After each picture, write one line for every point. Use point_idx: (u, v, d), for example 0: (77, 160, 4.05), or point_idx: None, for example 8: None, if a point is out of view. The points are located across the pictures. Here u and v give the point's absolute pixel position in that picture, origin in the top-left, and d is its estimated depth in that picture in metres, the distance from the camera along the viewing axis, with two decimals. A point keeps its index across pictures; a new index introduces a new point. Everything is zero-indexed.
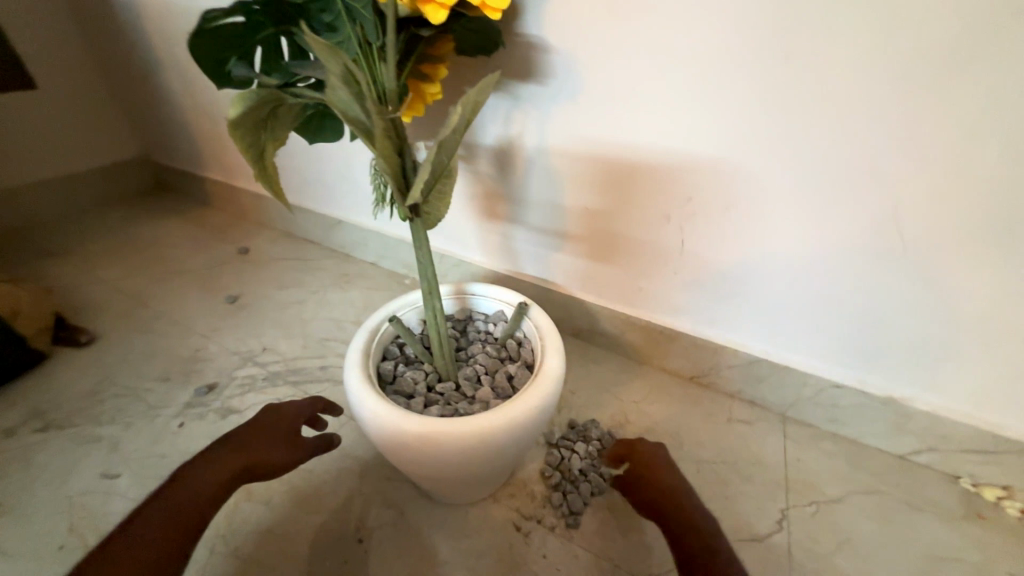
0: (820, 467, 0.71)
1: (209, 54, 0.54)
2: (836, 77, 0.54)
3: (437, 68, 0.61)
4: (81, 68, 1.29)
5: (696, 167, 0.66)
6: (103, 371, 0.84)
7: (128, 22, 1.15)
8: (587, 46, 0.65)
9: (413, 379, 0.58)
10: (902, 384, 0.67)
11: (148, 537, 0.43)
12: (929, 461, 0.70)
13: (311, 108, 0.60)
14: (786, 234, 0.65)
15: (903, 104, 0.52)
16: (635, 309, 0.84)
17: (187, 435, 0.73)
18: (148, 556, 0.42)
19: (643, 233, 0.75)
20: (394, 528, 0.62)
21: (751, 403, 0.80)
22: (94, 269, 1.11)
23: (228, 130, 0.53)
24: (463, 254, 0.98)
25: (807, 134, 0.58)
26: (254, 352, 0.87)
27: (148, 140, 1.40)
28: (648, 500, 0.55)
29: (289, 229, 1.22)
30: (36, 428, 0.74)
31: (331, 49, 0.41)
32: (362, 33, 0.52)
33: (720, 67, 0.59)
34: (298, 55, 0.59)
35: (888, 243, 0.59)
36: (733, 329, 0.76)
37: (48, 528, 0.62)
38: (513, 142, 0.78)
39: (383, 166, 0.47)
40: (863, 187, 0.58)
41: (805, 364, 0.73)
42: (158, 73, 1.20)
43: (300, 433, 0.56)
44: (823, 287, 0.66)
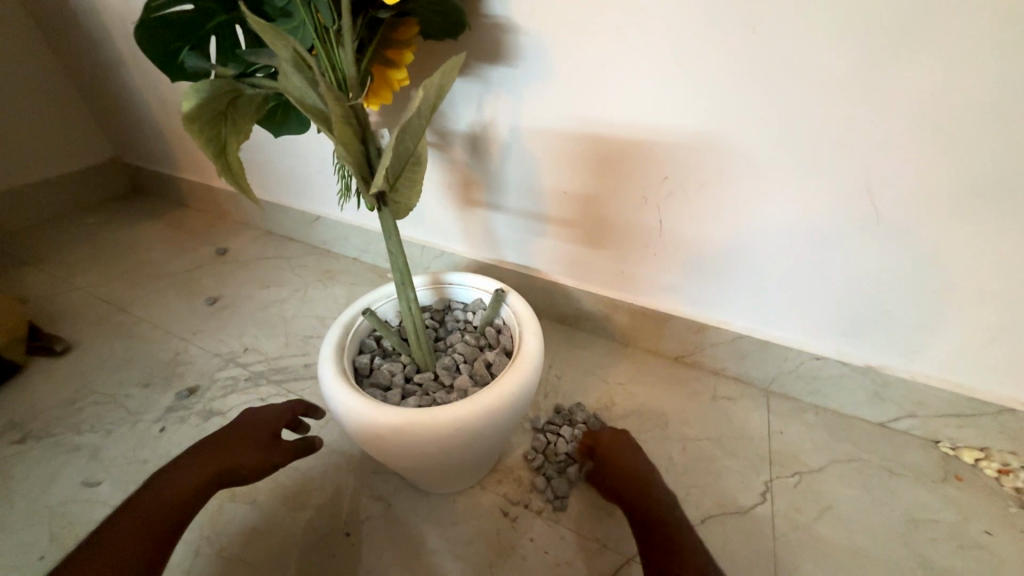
0: (803, 438, 0.72)
1: (160, 46, 0.52)
2: (805, 46, 0.53)
3: (403, 53, 0.59)
4: (42, 70, 1.24)
5: (670, 145, 0.65)
6: (81, 379, 0.82)
7: (86, 18, 1.11)
8: (553, 24, 0.63)
9: (390, 371, 0.57)
10: (881, 353, 0.68)
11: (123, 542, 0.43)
12: (909, 427, 0.72)
13: (273, 99, 0.59)
14: (762, 210, 0.65)
15: (871, 72, 0.52)
16: (617, 291, 0.84)
17: (169, 439, 0.72)
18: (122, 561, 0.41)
19: (621, 214, 0.75)
20: (381, 520, 0.62)
21: (735, 379, 0.81)
22: (68, 276, 1.08)
23: (184, 124, 0.51)
24: (444, 244, 0.97)
25: (778, 106, 0.57)
26: (236, 353, 0.86)
27: (118, 141, 1.36)
28: (613, 484, 0.59)
29: (268, 227, 1.20)
30: (13, 440, 0.73)
31: (280, 34, 0.40)
32: (317, 17, 0.50)
33: (689, 41, 0.57)
34: (256, 44, 0.57)
35: (862, 213, 0.59)
36: (715, 307, 0.77)
37: (28, 539, 0.61)
38: (486, 127, 0.76)
39: (344, 154, 0.45)
40: (835, 158, 0.57)
41: (786, 338, 0.73)
42: (123, 71, 1.16)
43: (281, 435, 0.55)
44: (800, 260, 0.66)
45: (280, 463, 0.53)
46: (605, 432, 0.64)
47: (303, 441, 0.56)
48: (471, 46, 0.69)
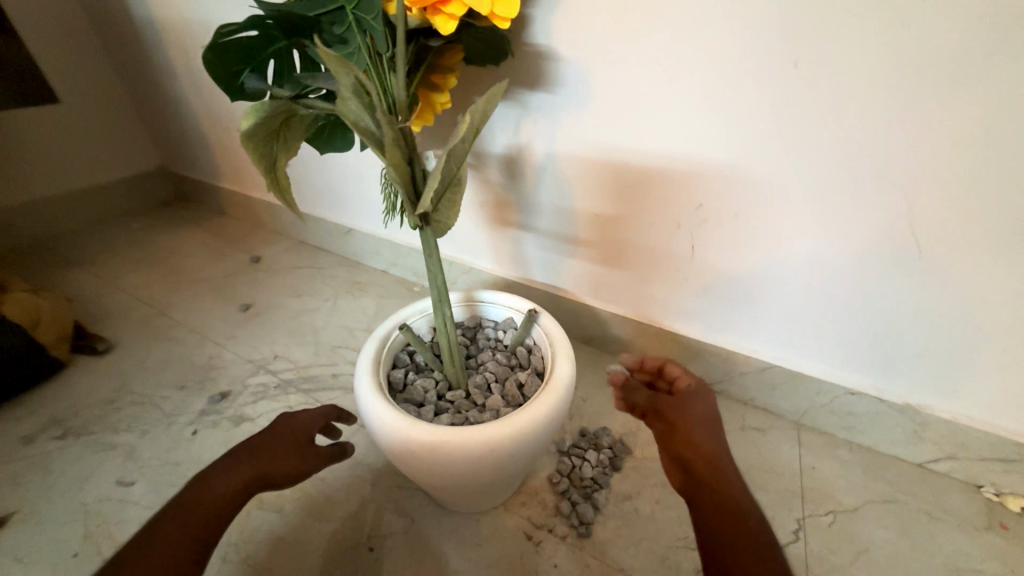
0: (837, 475, 0.70)
1: (224, 70, 0.55)
2: (849, 82, 0.53)
3: (447, 78, 0.62)
4: (101, 84, 1.32)
5: (706, 174, 0.66)
6: (120, 380, 0.85)
7: (147, 37, 1.17)
8: (594, 54, 0.65)
9: (424, 387, 0.58)
10: (920, 391, 0.66)
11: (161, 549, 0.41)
12: (949, 470, 0.69)
13: (322, 119, 0.62)
14: (798, 241, 0.64)
15: (915, 109, 0.51)
16: (645, 316, 0.83)
17: (201, 443, 0.73)
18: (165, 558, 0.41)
19: (653, 239, 0.75)
20: (405, 535, 0.62)
21: (764, 410, 0.79)
22: (112, 278, 1.13)
23: (241, 142, 0.54)
24: (473, 261, 0.98)
25: (820, 139, 0.57)
26: (267, 360, 0.88)
27: (165, 151, 1.42)
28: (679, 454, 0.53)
29: (302, 238, 1.24)
30: (54, 436, 0.75)
31: (344, 63, 0.41)
32: (370, 44, 0.53)
33: (728, 75, 0.58)
34: (310, 67, 0.60)
35: (902, 249, 0.58)
36: (746, 335, 0.75)
37: (64, 535, 0.62)
38: (522, 149, 0.78)
39: (393, 174, 0.47)
40: (876, 192, 0.57)
41: (820, 371, 0.72)
42: (176, 86, 1.23)
43: (313, 441, 0.54)
44: (837, 293, 0.65)
45: (313, 470, 0.53)
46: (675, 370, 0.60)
47: (335, 446, 0.55)
48: (512, 72, 0.71)
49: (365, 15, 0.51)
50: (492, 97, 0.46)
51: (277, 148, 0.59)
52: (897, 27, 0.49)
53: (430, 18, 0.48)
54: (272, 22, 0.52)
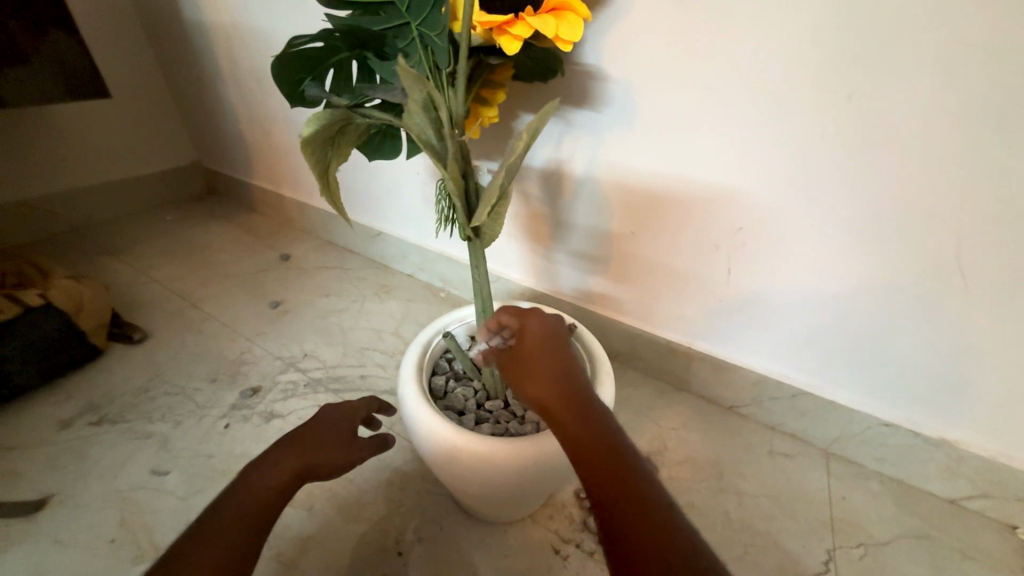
0: (866, 506, 0.69)
1: (286, 77, 0.57)
2: (902, 117, 0.54)
3: (496, 93, 0.63)
4: (145, 79, 1.35)
5: (747, 198, 0.66)
6: (154, 369, 0.87)
7: (194, 37, 1.21)
8: (642, 76, 0.66)
9: (464, 396, 0.59)
10: (956, 426, 0.65)
11: (221, 536, 0.41)
12: (982, 508, 0.68)
13: (375, 127, 0.63)
14: (839, 269, 0.64)
15: (967, 146, 0.52)
16: (674, 334, 0.83)
17: (233, 437, 0.75)
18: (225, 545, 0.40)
19: (688, 260, 0.75)
20: (434, 540, 0.62)
21: (792, 436, 0.79)
22: (146, 268, 1.15)
23: (300, 146, 0.55)
24: (502, 271, 0.99)
25: (867, 170, 0.58)
26: (297, 357, 0.90)
27: (200, 147, 1.46)
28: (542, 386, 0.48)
29: (330, 238, 1.26)
30: (90, 422, 0.77)
31: (418, 80, 0.43)
32: (431, 59, 0.54)
33: (778, 102, 0.59)
34: (366, 77, 0.62)
35: (945, 282, 0.58)
36: (778, 360, 0.75)
37: (100, 521, 0.64)
38: (561, 164, 0.79)
39: (451, 187, 0.49)
40: (922, 225, 0.57)
41: (852, 400, 0.71)
42: (218, 86, 1.26)
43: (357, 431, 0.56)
44: (875, 322, 0.65)
45: (357, 461, 0.54)
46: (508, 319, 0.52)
47: (378, 436, 0.57)
48: (557, 89, 0.73)
49: (429, 31, 0.52)
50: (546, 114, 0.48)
51: (332, 154, 0.60)
52: (952, 66, 0.50)
53: (495, 37, 0.50)
54: (339, 34, 0.54)
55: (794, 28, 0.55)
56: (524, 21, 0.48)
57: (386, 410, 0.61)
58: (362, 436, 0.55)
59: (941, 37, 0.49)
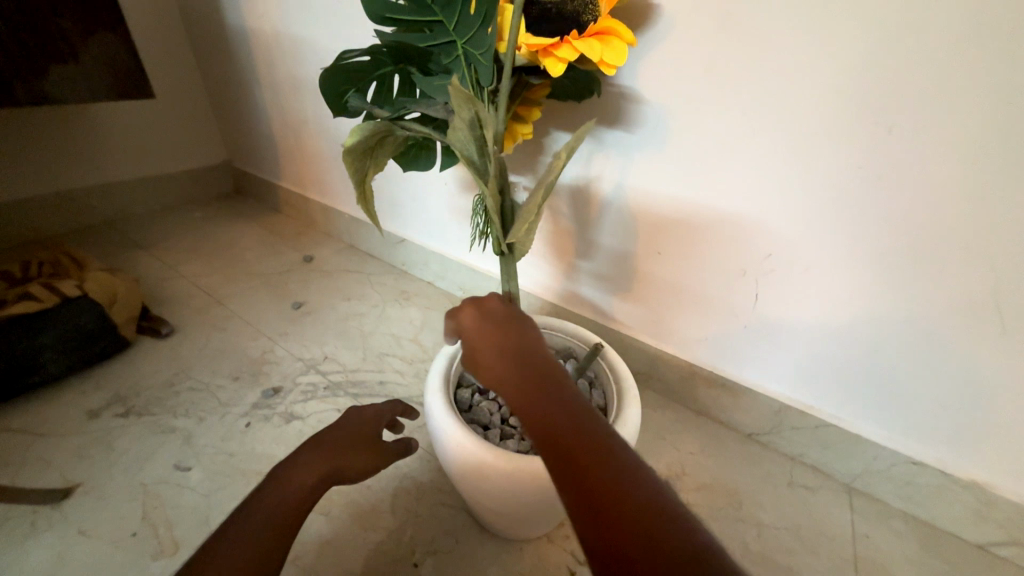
0: (891, 546, 0.67)
1: (332, 88, 0.59)
2: (945, 152, 0.53)
3: (532, 111, 0.64)
4: (183, 80, 1.40)
5: (778, 224, 0.66)
6: (179, 364, 0.88)
7: (234, 43, 1.25)
8: (677, 100, 0.67)
9: (489, 410, 0.59)
10: (989, 469, 0.64)
11: (252, 534, 0.42)
12: (1014, 556, 0.65)
13: (412, 139, 0.65)
14: (871, 300, 0.63)
15: (1015, 184, 0.51)
16: (695, 357, 0.83)
17: (254, 437, 0.75)
18: (255, 544, 0.41)
19: (714, 283, 0.75)
20: (449, 554, 0.62)
21: (813, 468, 0.77)
22: (175, 264, 1.18)
23: (342, 155, 0.57)
24: (524, 284, 0.99)
25: (905, 202, 0.57)
26: (317, 360, 0.91)
27: (231, 147, 1.50)
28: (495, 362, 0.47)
29: (353, 242, 1.28)
30: (118, 413, 0.78)
31: (468, 100, 0.43)
32: (474, 76, 0.55)
33: (815, 131, 0.59)
34: (407, 91, 0.63)
35: (983, 321, 0.57)
36: (803, 390, 0.74)
37: (124, 513, 0.65)
38: (590, 182, 0.80)
39: (489, 202, 0.49)
40: (960, 260, 0.56)
41: (878, 435, 0.70)
42: (253, 89, 1.30)
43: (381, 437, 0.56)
44: (907, 356, 0.64)
45: (380, 465, 0.54)
46: (464, 314, 0.50)
47: (401, 442, 0.57)
48: (592, 108, 0.74)
49: (474, 50, 0.53)
50: (581, 135, 0.48)
51: (369, 164, 0.62)
52: (1001, 104, 0.49)
53: (540, 58, 0.50)
54: (387, 50, 0.55)
55: (836, 59, 0.55)
56: (570, 44, 0.49)
57: (409, 414, 0.61)
58: (387, 441, 0.56)
59: (991, 75, 0.49)
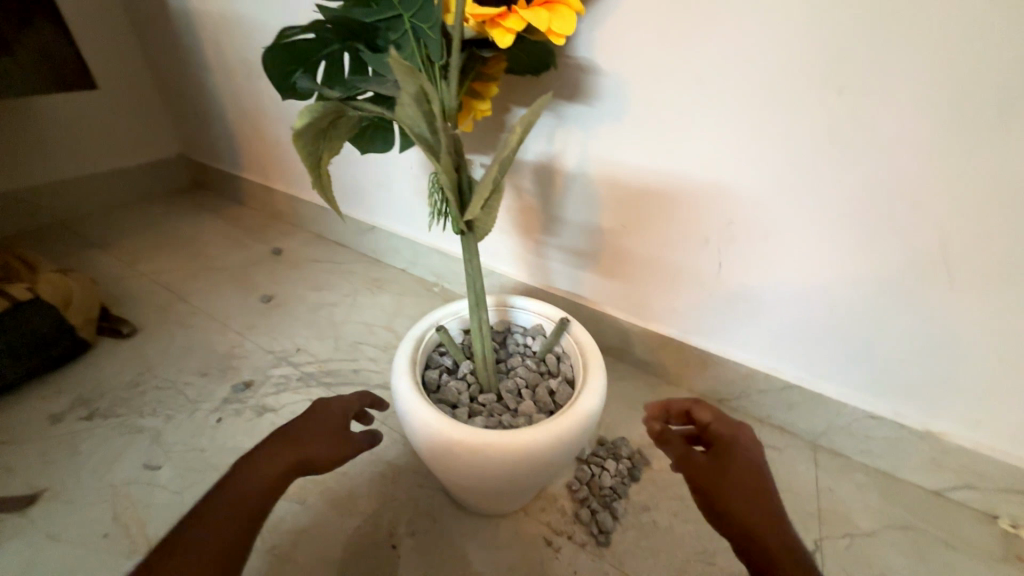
0: (853, 498, 0.71)
1: (277, 69, 0.57)
2: (891, 112, 0.54)
3: (489, 87, 0.63)
4: (131, 70, 1.34)
5: (737, 192, 0.67)
6: (144, 363, 0.86)
7: (181, 27, 1.19)
8: (634, 71, 0.66)
9: (457, 389, 0.59)
10: (942, 418, 0.67)
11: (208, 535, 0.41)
12: (966, 499, 0.69)
13: (366, 119, 0.63)
14: (829, 261, 0.65)
15: (956, 142, 0.53)
16: (666, 329, 0.84)
17: (225, 431, 0.74)
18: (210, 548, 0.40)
19: (680, 254, 0.76)
20: (427, 534, 0.63)
21: (780, 429, 0.80)
22: (135, 262, 1.14)
23: (292, 139, 0.55)
24: (495, 266, 0.99)
25: (856, 165, 0.58)
26: (288, 352, 0.89)
27: (188, 139, 1.44)
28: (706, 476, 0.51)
29: (321, 232, 1.25)
30: (81, 416, 0.76)
31: (412, 73, 0.42)
32: (424, 52, 0.54)
33: (768, 97, 0.60)
34: (359, 70, 0.61)
35: (932, 277, 0.59)
36: (768, 354, 0.76)
37: (93, 515, 0.63)
38: (554, 159, 0.79)
39: (444, 180, 0.49)
40: (908, 218, 0.58)
41: (838, 393, 0.73)
42: (205, 76, 1.24)
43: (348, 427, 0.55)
44: (864, 315, 0.66)
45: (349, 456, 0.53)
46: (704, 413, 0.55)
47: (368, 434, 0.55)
48: (551, 82, 0.73)
49: (422, 24, 0.52)
50: (539, 107, 0.48)
51: (323, 147, 0.60)
52: (940, 62, 0.50)
53: (488, 29, 0.49)
54: (331, 26, 0.53)
55: (784, 22, 0.55)
56: (518, 14, 0.48)
57: (379, 405, 0.59)
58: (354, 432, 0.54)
59: (930, 33, 0.50)
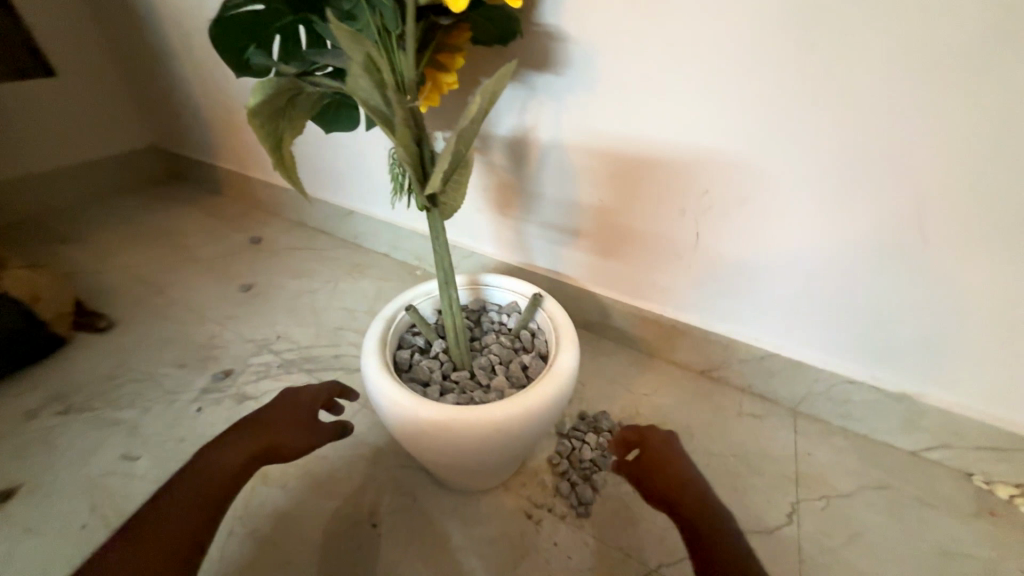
0: (830, 461, 0.71)
1: (228, 44, 0.54)
2: (862, 71, 0.53)
3: (454, 58, 0.59)
4: (96, 58, 1.29)
5: (711, 159, 0.65)
6: (121, 356, 0.85)
7: (142, 9, 1.15)
8: (603, 36, 0.64)
9: (429, 368, 0.58)
10: (918, 380, 0.67)
11: (173, 516, 0.45)
12: (942, 458, 0.70)
13: (328, 97, 0.60)
14: (804, 226, 0.64)
15: (926, 98, 0.51)
16: (647, 303, 0.84)
17: (204, 420, 0.74)
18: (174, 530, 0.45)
19: (657, 226, 0.75)
20: (407, 512, 0.63)
21: (762, 397, 0.80)
22: (110, 256, 1.12)
23: (247, 118, 0.52)
24: (475, 246, 0.98)
25: (829, 125, 0.57)
26: (268, 340, 0.89)
27: (160, 128, 1.41)
28: None
29: (301, 219, 1.23)
30: (57, 411, 0.76)
31: (357, 40, 0.41)
32: (380, 21, 0.52)
33: (738, 58, 0.58)
34: (316, 44, 0.59)
35: (906, 238, 0.59)
36: (747, 323, 0.76)
37: (71, 507, 0.63)
38: (527, 133, 0.78)
39: (402, 154, 0.47)
40: (881, 179, 0.57)
41: (816, 359, 0.73)
42: (172, 62, 1.21)
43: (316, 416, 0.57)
44: (839, 280, 0.65)
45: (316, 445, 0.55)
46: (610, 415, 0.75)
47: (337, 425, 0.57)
48: (519, 53, 0.71)
49: None
50: (502, 78, 0.45)
51: (283, 126, 0.56)
52: (909, 14, 0.49)
53: None
54: None
55: None
56: None
57: (348, 394, 0.59)
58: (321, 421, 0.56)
59: None
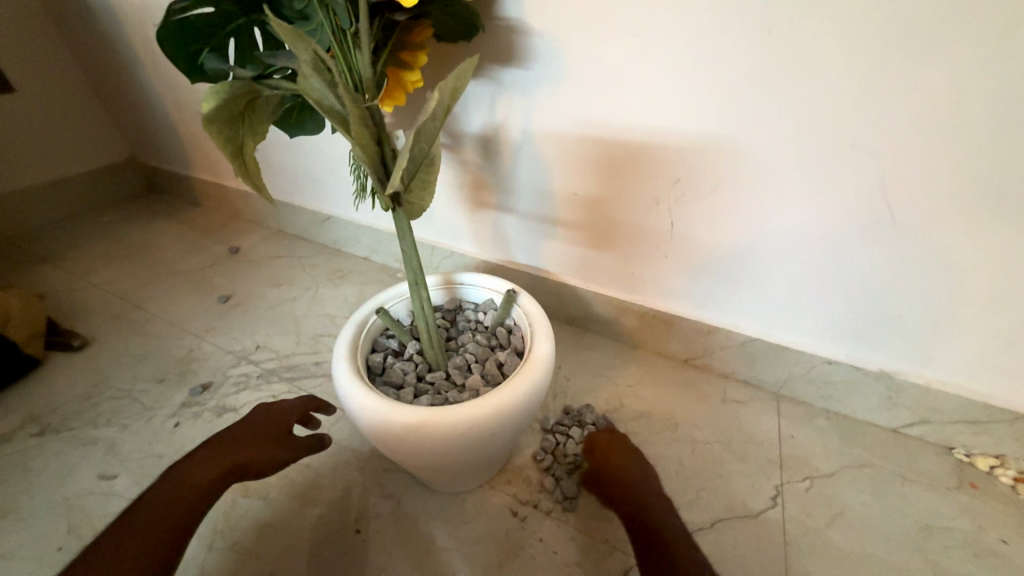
0: (813, 442, 0.72)
1: (179, 48, 0.53)
2: (823, 52, 0.53)
3: (417, 56, 0.58)
4: (62, 72, 1.27)
5: (682, 147, 0.65)
6: (97, 374, 0.84)
7: (105, 20, 1.13)
8: (566, 27, 0.64)
9: (403, 370, 0.58)
10: (896, 358, 0.67)
11: (144, 530, 0.45)
12: (922, 434, 0.71)
13: (289, 100, 0.59)
14: (776, 210, 0.64)
15: (887, 76, 0.51)
16: (628, 294, 0.83)
17: (183, 434, 0.73)
18: (145, 546, 0.44)
19: (633, 217, 0.75)
20: (391, 517, 0.62)
21: (745, 383, 0.80)
22: (85, 273, 1.10)
23: (204, 125, 0.51)
24: (454, 246, 0.97)
25: (796, 107, 0.57)
26: (248, 350, 0.87)
27: (134, 141, 1.38)
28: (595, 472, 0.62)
29: (280, 227, 1.22)
30: (32, 433, 0.74)
31: (301, 37, 0.40)
32: (334, 21, 0.51)
33: (701, 44, 0.58)
34: (273, 46, 0.57)
35: (877, 217, 0.59)
36: (728, 310, 0.76)
37: (47, 530, 0.62)
38: (498, 128, 0.77)
39: (360, 155, 0.45)
40: (849, 159, 0.57)
41: (796, 342, 0.73)
42: (139, 72, 1.18)
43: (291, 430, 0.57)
44: (814, 262, 0.65)
45: (292, 458, 0.56)
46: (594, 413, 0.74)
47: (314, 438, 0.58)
48: (485, 48, 0.70)
49: None
50: (464, 73, 0.43)
51: (244, 132, 0.54)
52: None
53: None
54: None
55: None
56: None
57: (324, 408, 0.60)
58: (297, 435, 0.57)
59: None
